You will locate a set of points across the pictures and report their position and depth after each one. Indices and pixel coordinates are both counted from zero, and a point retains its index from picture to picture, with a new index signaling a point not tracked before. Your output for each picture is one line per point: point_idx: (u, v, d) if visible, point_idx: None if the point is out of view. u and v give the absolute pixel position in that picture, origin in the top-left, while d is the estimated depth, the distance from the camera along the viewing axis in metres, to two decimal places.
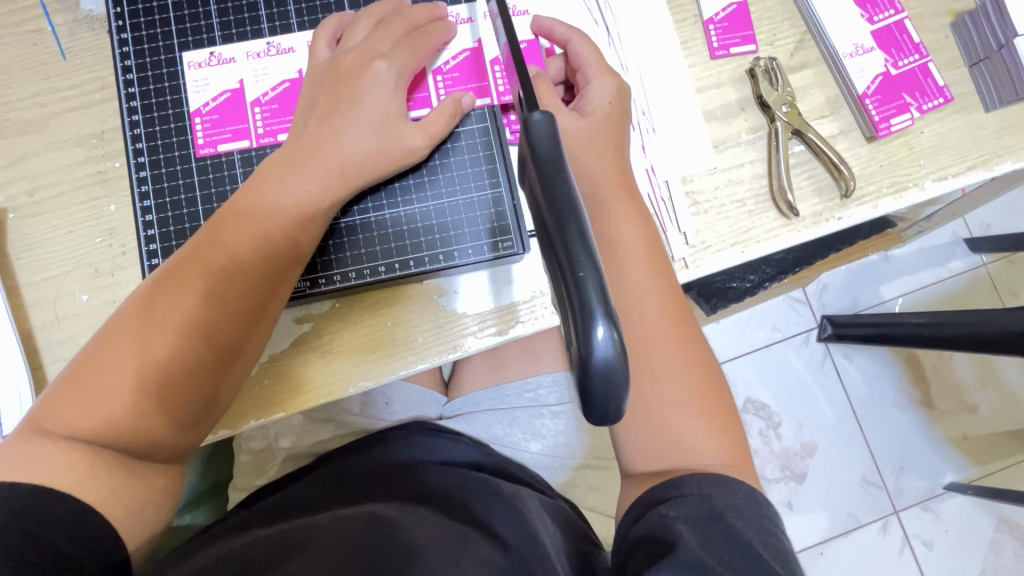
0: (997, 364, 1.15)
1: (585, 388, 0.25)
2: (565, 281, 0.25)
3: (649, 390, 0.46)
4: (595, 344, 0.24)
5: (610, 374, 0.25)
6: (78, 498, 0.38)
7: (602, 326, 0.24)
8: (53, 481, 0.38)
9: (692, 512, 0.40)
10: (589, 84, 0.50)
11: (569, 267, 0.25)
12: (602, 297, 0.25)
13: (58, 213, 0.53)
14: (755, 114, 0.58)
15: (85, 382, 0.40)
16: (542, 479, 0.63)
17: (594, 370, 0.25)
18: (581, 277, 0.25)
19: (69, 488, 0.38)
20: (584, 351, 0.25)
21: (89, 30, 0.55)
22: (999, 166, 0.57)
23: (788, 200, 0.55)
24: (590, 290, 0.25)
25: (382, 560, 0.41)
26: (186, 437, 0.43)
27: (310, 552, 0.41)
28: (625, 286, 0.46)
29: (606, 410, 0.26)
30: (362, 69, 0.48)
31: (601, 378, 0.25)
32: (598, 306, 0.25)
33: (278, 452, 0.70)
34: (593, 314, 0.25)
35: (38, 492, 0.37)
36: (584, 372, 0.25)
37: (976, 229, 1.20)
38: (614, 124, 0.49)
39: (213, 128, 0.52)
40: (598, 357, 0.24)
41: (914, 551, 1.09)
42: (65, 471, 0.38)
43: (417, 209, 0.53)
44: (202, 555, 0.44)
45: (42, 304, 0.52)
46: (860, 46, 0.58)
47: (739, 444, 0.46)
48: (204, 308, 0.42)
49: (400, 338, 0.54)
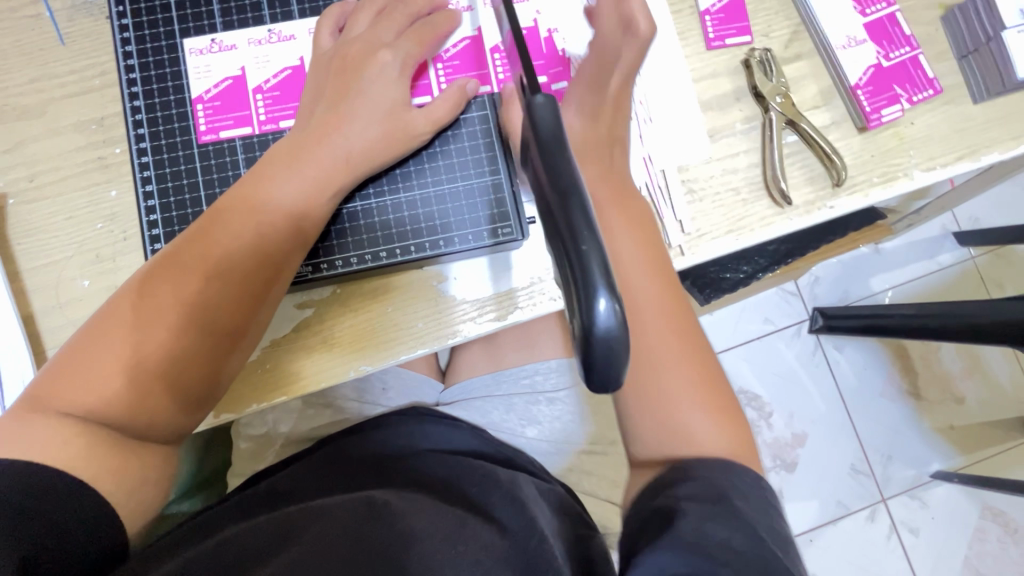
0: (982, 354, 1.18)
1: (586, 359, 0.26)
2: (569, 254, 0.26)
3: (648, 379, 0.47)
4: (597, 315, 0.25)
5: (612, 345, 0.26)
6: (75, 474, 0.39)
7: (604, 298, 0.25)
8: (50, 458, 0.39)
9: (699, 493, 0.42)
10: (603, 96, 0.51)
11: (572, 242, 0.26)
12: (604, 270, 0.26)
13: (58, 198, 0.53)
14: (750, 104, 0.59)
15: (88, 360, 0.41)
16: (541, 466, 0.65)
17: (596, 339, 0.26)
18: (584, 250, 0.26)
19: (63, 465, 0.39)
20: (587, 322, 0.25)
21: (89, 16, 0.55)
22: (986, 157, 0.58)
23: (781, 189, 0.56)
24: (593, 262, 0.26)
25: (377, 550, 0.42)
26: (189, 416, 0.44)
27: (307, 540, 0.42)
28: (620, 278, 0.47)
29: (602, 381, 0.27)
30: (366, 56, 0.48)
31: (602, 347, 0.26)
32: (600, 279, 0.26)
33: (278, 438, 0.71)
34: (595, 286, 0.26)
35: (34, 470, 0.38)
36: (587, 342, 0.26)
37: (963, 222, 1.22)
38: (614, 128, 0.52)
39: (215, 114, 0.53)
40: (601, 327, 0.25)
41: (900, 537, 1.12)
42: (60, 447, 0.39)
43: (418, 195, 0.53)
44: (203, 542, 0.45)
45: (44, 289, 0.52)
46: (852, 38, 0.59)
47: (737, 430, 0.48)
48: (209, 289, 0.43)
49: (400, 323, 0.54)
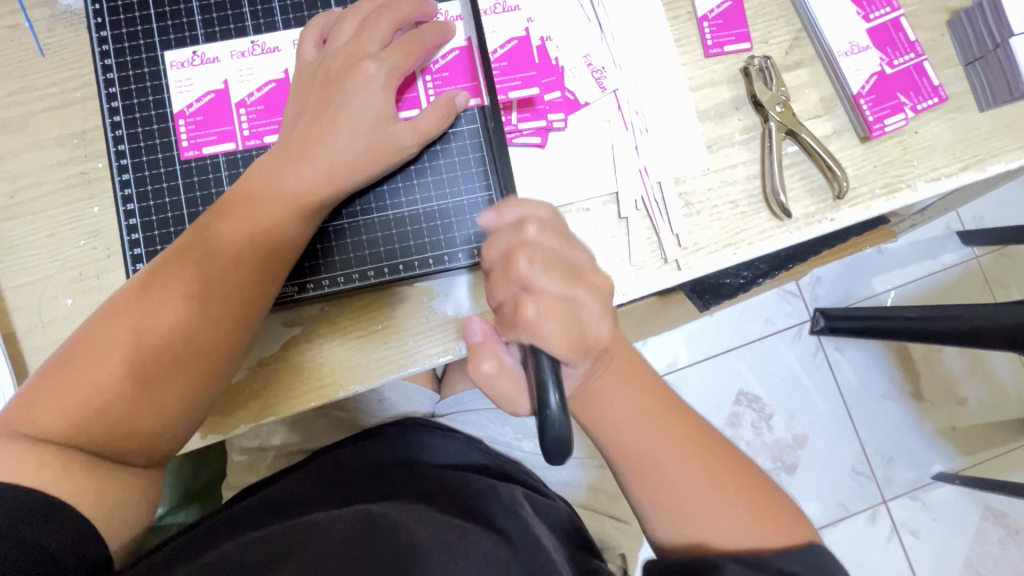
0: (986, 357, 1.16)
1: (542, 438, 0.35)
2: (530, 358, 0.37)
3: (693, 527, 0.44)
4: (547, 403, 0.35)
5: (558, 429, 0.35)
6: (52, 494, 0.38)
7: (551, 389, 0.36)
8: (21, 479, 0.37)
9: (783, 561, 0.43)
10: (521, 272, 0.37)
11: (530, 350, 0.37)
12: (553, 370, 0.37)
13: (40, 215, 0.52)
14: (749, 113, 0.57)
15: (64, 385, 0.41)
16: (539, 481, 0.64)
17: (547, 421, 0.35)
18: (538, 357, 0.37)
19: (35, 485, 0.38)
20: (541, 408, 0.35)
21: (68, 26, 0.54)
22: (991, 166, 0.57)
23: (781, 202, 0.55)
24: (544, 364, 0.37)
25: (381, 561, 0.41)
26: (170, 441, 0.44)
27: (307, 550, 0.41)
28: (633, 445, 0.45)
29: (554, 459, 0.35)
30: (350, 69, 0.47)
31: (551, 428, 0.35)
32: (550, 376, 0.36)
33: (270, 451, 0.70)
34: (545, 381, 0.36)
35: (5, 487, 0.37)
36: (542, 423, 0.35)
37: (969, 222, 1.20)
38: (561, 248, 0.39)
39: (197, 129, 0.51)
40: (550, 412, 0.35)
41: (902, 539, 1.11)
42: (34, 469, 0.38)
43: (406, 212, 0.53)
44: (204, 555, 0.45)
45: (27, 309, 0.51)
46: (855, 45, 0.57)
47: (786, 519, 0.45)
48: (186, 309, 0.43)
49: (390, 340, 0.53)
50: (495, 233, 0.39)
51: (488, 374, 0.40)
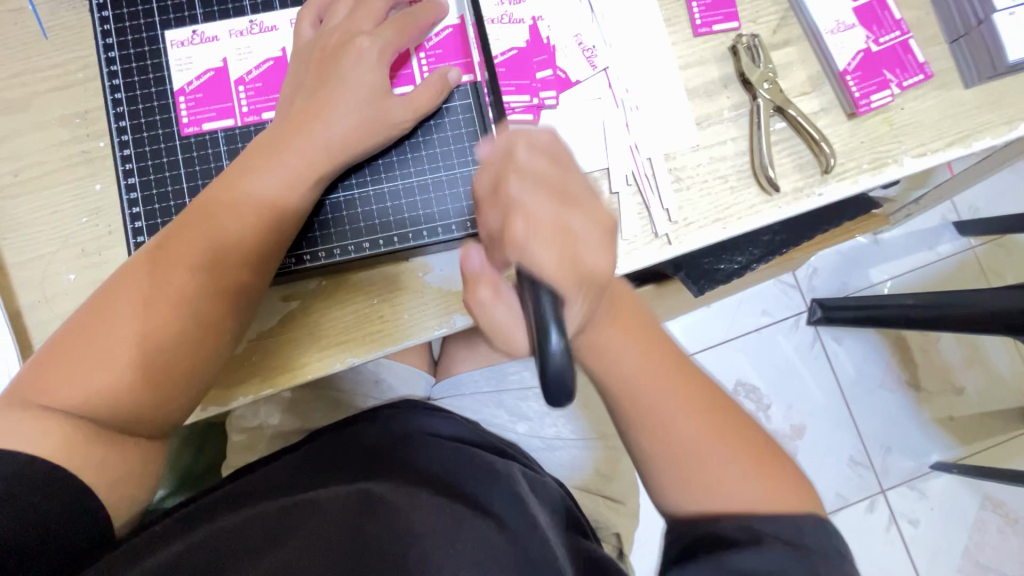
0: (982, 345, 1.17)
1: (541, 376, 0.34)
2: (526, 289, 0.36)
3: (706, 495, 0.44)
4: (550, 344, 0.34)
5: (560, 366, 0.33)
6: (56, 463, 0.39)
7: (554, 333, 0.34)
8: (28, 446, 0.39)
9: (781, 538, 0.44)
10: (510, 192, 0.38)
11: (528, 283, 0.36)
12: (555, 312, 0.34)
13: (42, 192, 0.53)
14: (738, 91, 0.58)
15: (69, 358, 0.42)
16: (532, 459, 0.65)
17: (549, 357, 0.34)
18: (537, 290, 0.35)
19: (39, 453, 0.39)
20: (542, 346, 0.34)
21: (70, 8, 0.55)
22: (976, 142, 0.58)
23: (769, 175, 0.56)
24: (546, 307, 0.34)
25: (376, 548, 0.42)
26: (174, 412, 0.45)
27: (302, 537, 0.42)
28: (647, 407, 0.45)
29: (556, 393, 0.34)
30: (345, 45, 0.48)
31: (552, 366, 0.33)
32: (552, 319, 0.34)
33: (268, 432, 0.71)
34: (548, 325, 0.34)
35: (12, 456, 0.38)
36: (543, 363, 0.34)
37: (964, 212, 1.21)
38: (551, 170, 0.39)
39: (197, 106, 0.52)
40: (551, 350, 0.34)
41: (900, 529, 1.11)
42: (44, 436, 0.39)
43: (400, 186, 0.54)
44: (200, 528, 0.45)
45: (31, 284, 0.52)
46: (842, 23, 0.58)
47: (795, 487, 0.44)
48: (189, 284, 0.44)
49: (386, 315, 0.54)
50: (489, 161, 0.40)
51: (484, 301, 0.39)
